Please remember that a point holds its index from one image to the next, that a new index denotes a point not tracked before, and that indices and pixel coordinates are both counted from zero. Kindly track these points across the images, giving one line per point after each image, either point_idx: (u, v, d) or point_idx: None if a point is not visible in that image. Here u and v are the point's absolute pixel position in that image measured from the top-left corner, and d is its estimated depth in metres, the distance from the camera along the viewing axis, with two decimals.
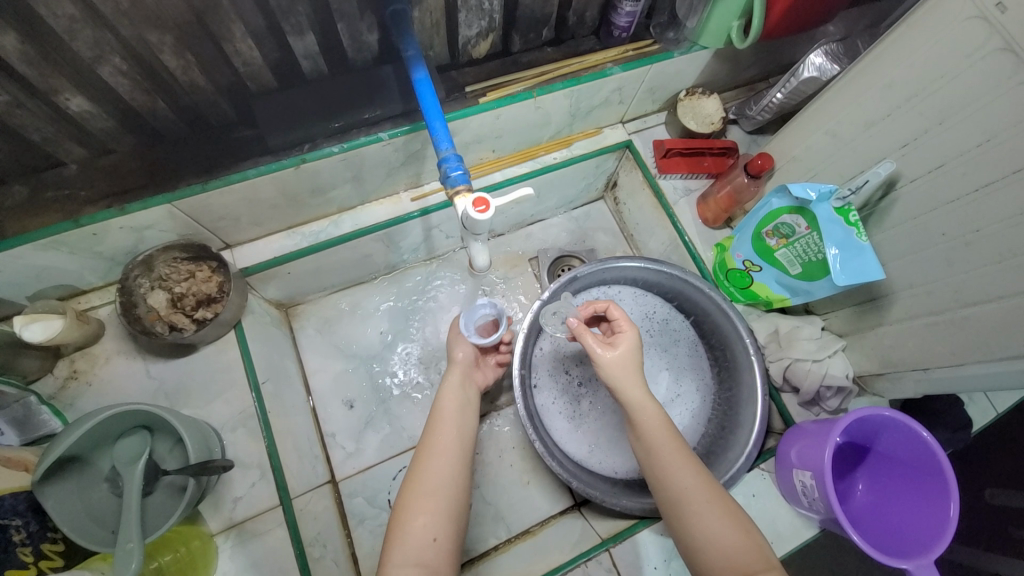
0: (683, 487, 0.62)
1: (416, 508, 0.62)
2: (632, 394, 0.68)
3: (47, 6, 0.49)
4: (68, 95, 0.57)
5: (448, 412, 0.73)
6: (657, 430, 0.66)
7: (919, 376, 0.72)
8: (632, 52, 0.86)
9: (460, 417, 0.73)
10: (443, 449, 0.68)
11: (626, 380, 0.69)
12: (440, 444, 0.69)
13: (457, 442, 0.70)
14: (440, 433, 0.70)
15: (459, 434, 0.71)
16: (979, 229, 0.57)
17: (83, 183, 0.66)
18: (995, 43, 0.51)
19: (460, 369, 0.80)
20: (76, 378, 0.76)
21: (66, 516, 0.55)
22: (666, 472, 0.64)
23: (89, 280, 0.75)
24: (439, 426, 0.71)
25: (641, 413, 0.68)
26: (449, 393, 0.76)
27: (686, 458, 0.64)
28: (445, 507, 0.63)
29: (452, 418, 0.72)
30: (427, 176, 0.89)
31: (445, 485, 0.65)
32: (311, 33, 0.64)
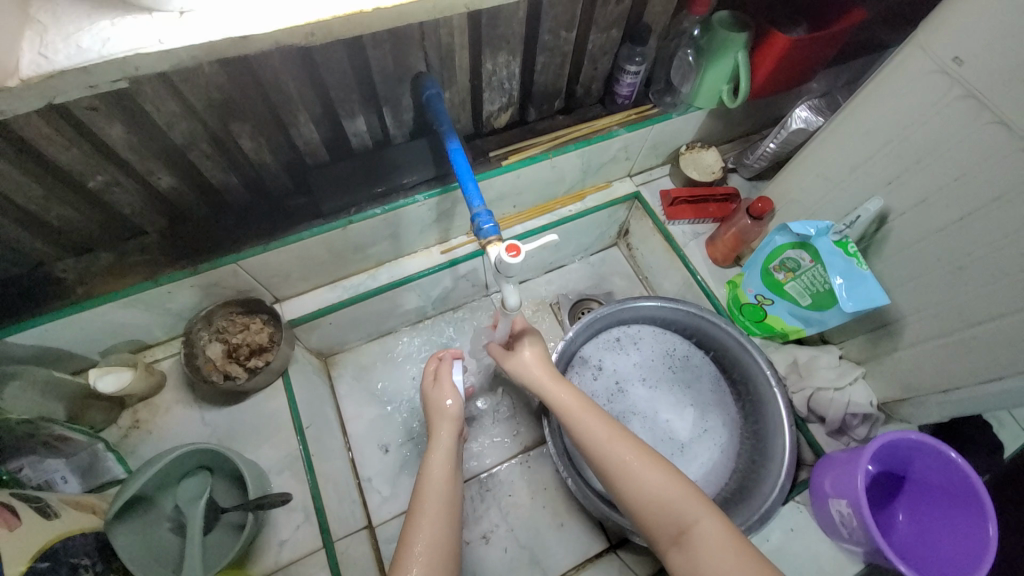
0: (614, 455, 0.63)
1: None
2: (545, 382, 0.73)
3: (153, 105, 0.59)
4: (160, 175, 0.68)
5: (438, 475, 0.67)
6: (579, 411, 0.69)
7: (942, 398, 0.73)
8: (634, 115, 0.97)
9: (451, 481, 0.67)
10: (431, 513, 0.63)
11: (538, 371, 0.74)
12: (430, 510, 0.63)
13: (446, 506, 0.64)
14: (431, 496, 0.65)
15: (450, 500, 0.65)
16: (970, 253, 0.62)
17: (161, 248, 0.76)
18: (955, 92, 0.58)
19: (449, 424, 0.73)
20: (138, 426, 0.82)
21: (132, 554, 0.58)
22: (597, 446, 0.65)
23: (156, 335, 0.84)
24: (427, 489, 0.66)
25: (557, 396, 0.71)
26: (438, 453, 0.70)
27: (610, 426, 0.67)
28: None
29: (443, 482, 0.66)
30: (455, 230, 0.98)
31: (438, 559, 0.59)
32: (360, 115, 0.76)
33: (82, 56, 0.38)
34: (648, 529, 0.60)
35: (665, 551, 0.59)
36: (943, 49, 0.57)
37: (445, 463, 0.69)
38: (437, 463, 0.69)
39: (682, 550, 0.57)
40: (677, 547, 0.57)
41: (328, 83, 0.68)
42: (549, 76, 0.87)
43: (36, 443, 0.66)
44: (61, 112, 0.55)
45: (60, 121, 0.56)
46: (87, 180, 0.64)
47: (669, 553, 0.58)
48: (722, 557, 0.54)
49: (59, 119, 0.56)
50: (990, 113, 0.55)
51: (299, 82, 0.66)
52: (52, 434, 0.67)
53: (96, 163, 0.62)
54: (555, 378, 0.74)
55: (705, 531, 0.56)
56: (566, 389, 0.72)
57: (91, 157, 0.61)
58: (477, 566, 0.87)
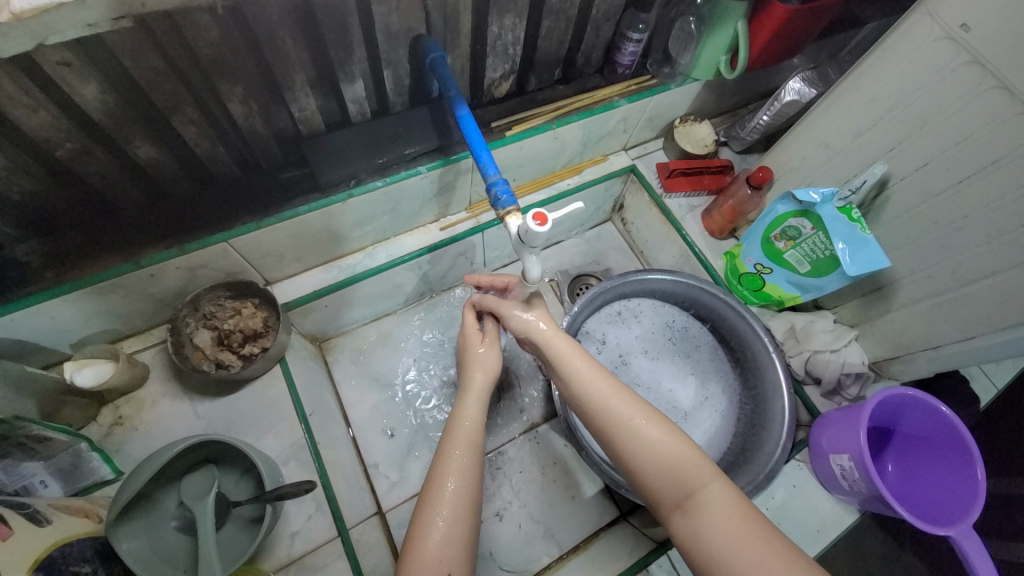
0: (623, 420, 0.62)
1: (432, 529, 0.57)
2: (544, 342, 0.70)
3: (134, 62, 0.52)
4: (138, 143, 0.61)
5: (466, 429, 0.64)
6: (594, 377, 0.66)
7: (930, 355, 0.78)
8: (634, 86, 0.96)
9: (478, 437, 0.64)
10: (455, 465, 0.61)
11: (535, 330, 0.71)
12: (458, 460, 0.61)
13: (473, 460, 0.62)
14: (455, 449, 0.62)
15: (477, 452, 0.63)
16: (967, 215, 0.66)
17: (139, 226, 0.69)
18: (961, 58, 0.60)
19: (481, 377, 0.70)
20: (121, 423, 0.75)
21: (140, 557, 0.54)
22: (606, 411, 0.63)
23: (135, 323, 0.76)
24: (454, 442, 0.63)
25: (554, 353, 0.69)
26: (468, 409, 0.67)
27: (623, 394, 0.65)
28: (464, 533, 0.57)
29: (469, 435, 0.64)
30: (455, 206, 0.95)
31: (463, 511, 0.58)
32: (360, 80, 0.71)
33: None
34: (652, 495, 0.60)
35: (666, 517, 0.59)
36: (952, 16, 0.59)
37: (476, 417, 0.66)
38: (467, 418, 0.65)
39: (687, 516, 0.57)
40: (681, 514, 0.58)
41: (328, 42, 0.63)
42: (552, 43, 0.84)
43: (12, 445, 0.59)
44: (27, 65, 0.48)
45: (26, 77, 0.49)
46: (54, 147, 0.56)
47: (671, 519, 0.58)
48: (727, 522, 0.55)
49: (24, 76, 0.48)
50: (994, 78, 0.58)
51: (298, 40, 0.60)
52: (28, 435, 0.60)
53: (64, 129, 0.55)
54: (555, 334, 0.70)
55: (713, 497, 0.57)
56: (579, 353, 0.69)
57: (58, 122, 0.54)
58: (492, 544, 0.86)
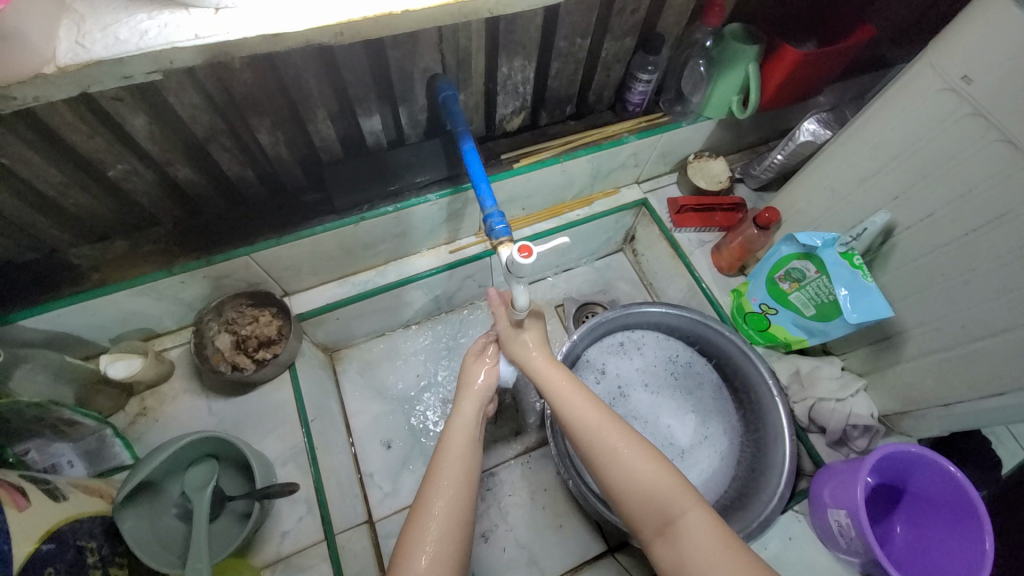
0: (604, 442, 0.63)
1: (417, 546, 0.60)
2: (535, 363, 0.72)
3: (177, 97, 0.60)
4: (179, 166, 0.69)
5: (456, 447, 0.68)
6: (581, 402, 0.67)
7: (942, 412, 0.74)
8: (644, 123, 0.98)
9: (467, 455, 0.68)
10: (445, 482, 0.65)
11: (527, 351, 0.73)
12: (448, 475, 0.65)
13: (461, 475, 0.65)
14: (445, 467, 0.66)
15: (466, 469, 0.66)
16: (974, 268, 0.64)
17: (176, 238, 0.77)
18: (962, 110, 0.60)
19: (473, 397, 0.74)
20: (145, 414, 0.83)
21: (138, 537, 0.60)
22: (591, 436, 0.64)
23: (166, 324, 0.85)
24: (445, 458, 0.67)
25: (545, 374, 0.71)
26: (459, 425, 0.70)
27: (610, 418, 0.66)
28: (452, 549, 0.60)
29: (461, 453, 0.67)
30: (464, 231, 0.99)
31: (451, 528, 0.61)
32: (376, 114, 0.77)
33: (119, 46, 0.41)
34: (636, 521, 0.60)
35: (651, 543, 0.59)
36: (953, 67, 0.59)
37: (465, 434, 0.70)
38: (458, 434, 0.70)
39: (669, 542, 0.57)
40: (664, 540, 0.58)
41: (347, 82, 0.69)
42: (562, 82, 0.88)
43: (46, 426, 0.67)
44: (87, 99, 0.56)
45: (84, 108, 0.57)
46: (107, 167, 0.65)
47: (655, 545, 0.58)
48: (708, 550, 0.54)
49: (82, 107, 0.57)
50: (996, 131, 0.57)
51: (320, 79, 0.67)
52: (61, 418, 0.67)
53: (115, 152, 0.64)
54: (546, 357, 0.72)
55: (694, 524, 0.57)
56: (566, 379, 0.70)
57: (111, 146, 0.63)
58: (475, 565, 0.87)
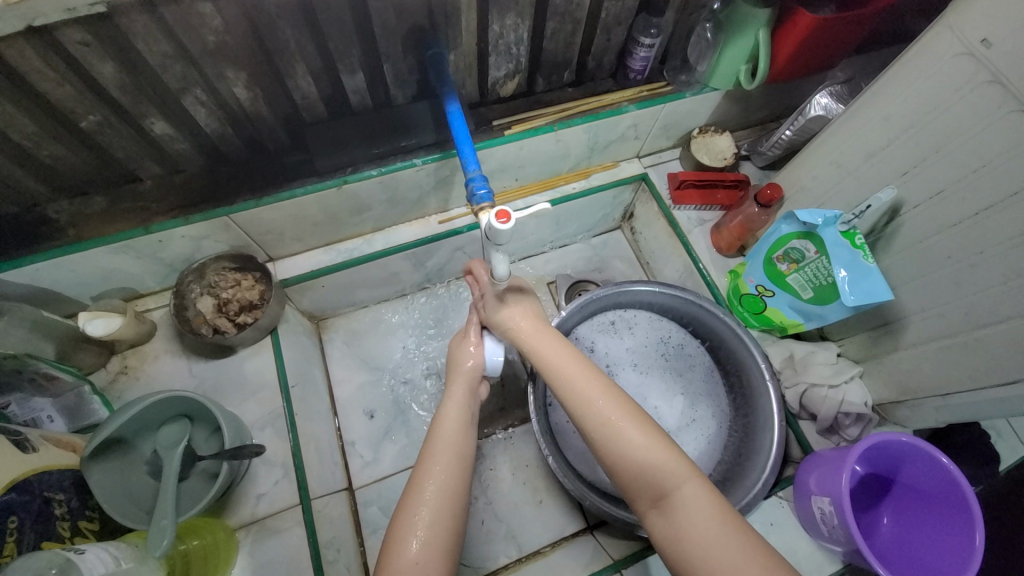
0: (599, 415, 0.62)
1: (409, 532, 0.59)
2: (528, 340, 0.71)
3: (146, 45, 0.58)
4: (153, 120, 0.67)
5: (447, 432, 0.67)
6: (574, 373, 0.66)
7: (938, 403, 0.71)
8: (646, 92, 0.93)
9: (460, 442, 0.67)
10: (436, 469, 0.63)
11: (521, 328, 0.72)
12: (439, 461, 0.64)
13: (454, 461, 0.65)
14: (436, 453, 0.65)
15: (458, 455, 0.65)
16: (982, 251, 0.60)
17: (155, 197, 0.76)
18: (981, 77, 0.56)
19: (463, 382, 0.73)
20: (126, 373, 0.83)
21: (106, 493, 0.61)
22: (584, 410, 0.63)
23: (148, 284, 0.84)
24: (436, 444, 0.66)
25: (537, 351, 0.70)
26: (450, 410, 0.69)
27: (603, 389, 0.64)
28: (442, 539, 0.59)
29: (451, 439, 0.66)
30: (455, 201, 0.96)
31: (442, 517, 0.60)
32: (360, 72, 0.74)
33: None
34: (630, 492, 0.59)
35: (644, 513, 0.59)
36: (972, 30, 0.55)
37: (456, 420, 0.68)
38: (449, 416, 0.69)
39: (663, 514, 0.56)
40: (658, 511, 0.57)
41: (328, 35, 0.66)
42: (559, 45, 0.84)
43: (23, 380, 0.67)
44: (51, 43, 0.54)
45: (50, 53, 0.55)
46: (79, 118, 0.63)
47: (649, 516, 0.58)
48: (706, 523, 0.54)
49: (48, 51, 0.55)
50: (1015, 101, 0.53)
51: (299, 31, 0.64)
52: (37, 372, 0.67)
53: (87, 102, 0.61)
54: (541, 335, 0.71)
55: (688, 497, 0.56)
56: (561, 352, 0.69)
57: (82, 96, 0.60)
58: None
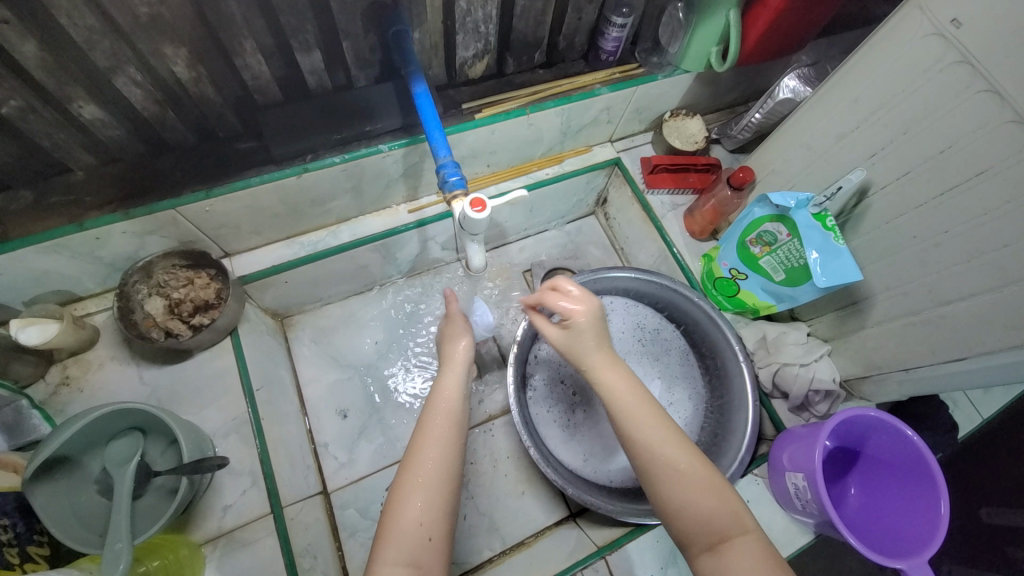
0: (654, 453, 0.59)
1: (410, 504, 0.57)
2: (594, 362, 0.66)
3: (69, 17, 0.51)
4: (83, 103, 0.60)
5: (444, 403, 0.66)
6: (634, 404, 0.62)
7: (902, 377, 0.74)
8: (618, 75, 0.91)
9: (455, 411, 0.66)
10: (433, 439, 0.62)
11: (586, 350, 0.67)
12: (436, 438, 0.62)
13: (452, 430, 0.64)
14: (435, 424, 0.64)
15: (455, 425, 0.65)
16: (947, 230, 0.62)
17: (90, 189, 0.68)
18: (949, 58, 0.57)
19: (459, 356, 0.73)
20: (68, 384, 0.75)
21: (55, 518, 0.55)
22: (646, 452, 0.59)
23: (87, 286, 0.76)
24: (434, 417, 0.65)
25: (601, 373, 0.65)
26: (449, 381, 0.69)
27: (667, 428, 0.61)
28: (441, 502, 0.58)
29: (449, 409, 0.66)
30: (424, 188, 0.92)
31: (442, 482, 0.59)
32: (317, 50, 0.68)
33: None
34: (680, 532, 0.57)
35: (694, 554, 0.56)
36: (943, 10, 0.55)
37: (454, 390, 0.68)
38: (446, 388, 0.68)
39: (716, 559, 0.54)
40: (710, 556, 0.54)
41: (279, 9, 0.60)
42: (529, 23, 0.80)
43: None
44: None
45: None
46: None
47: (699, 558, 0.55)
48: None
49: None
50: (982, 82, 0.54)
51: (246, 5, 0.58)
52: None
53: (4, 83, 0.54)
54: (608, 354, 0.67)
55: (748, 547, 0.53)
56: (624, 376, 0.65)
57: None
58: None
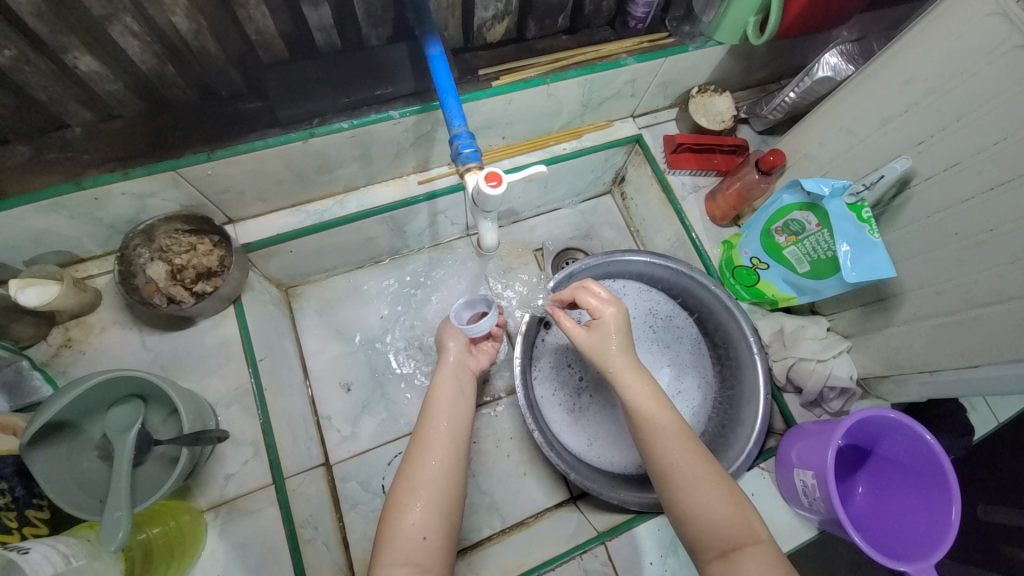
0: (672, 461, 0.61)
1: (407, 507, 0.60)
2: (616, 365, 0.67)
3: None
4: (78, 54, 0.56)
5: (442, 410, 0.69)
6: (654, 411, 0.64)
7: (925, 379, 0.71)
8: (647, 44, 0.85)
9: (451, 417, 0.69)
10: (432, 448, 0.65)
11: (609, 354, 0.68)
12: (433, 443, 0.65)
13: (450, 440, 0.67)
14: (435, 430, 0.67)
15: (453, 434, 0.67)
16: (992, 228, 0.58)
17: (87, 146, 0.65)
18: (1014, 40, 0.52)
19: (451, 364, 0.75)
20: (70, 346, 0.75)
21: (54, 484, 0.55)
22: (666, 459, 0.62)
23: (88, 247, 0.74)
24: (432, 424, 0.68)
25: (623, 379, 0.67)
26: (441, 388, 0.72)
27: (686, 436, 0.63)
28: (437, 506, 0.61)
29: (444, 416, 0.68)
30: (436, 159, 0.88)
31: (439, 490, 0.62)
32: (325, 5, 0.63)
33: None
34: (692, 537, 0.59)
35: (705, 560, 0.58)
36: None
37: (451, 399, 0.71)
38: (442, 397, 0.71)
39: (726, 564, 0.55)
40: (722, 561, 0.56)
41: None
42: None
43: None
44: None
45: None
46: None
47: (710, 564, 0.57)
48: None
49: None
50: None
51: None
52: None
53: None
54: (631, 360, 0.68)
55: (758, 557, 0.55)
56: (648, 385, 0.67)
57: None
58: None
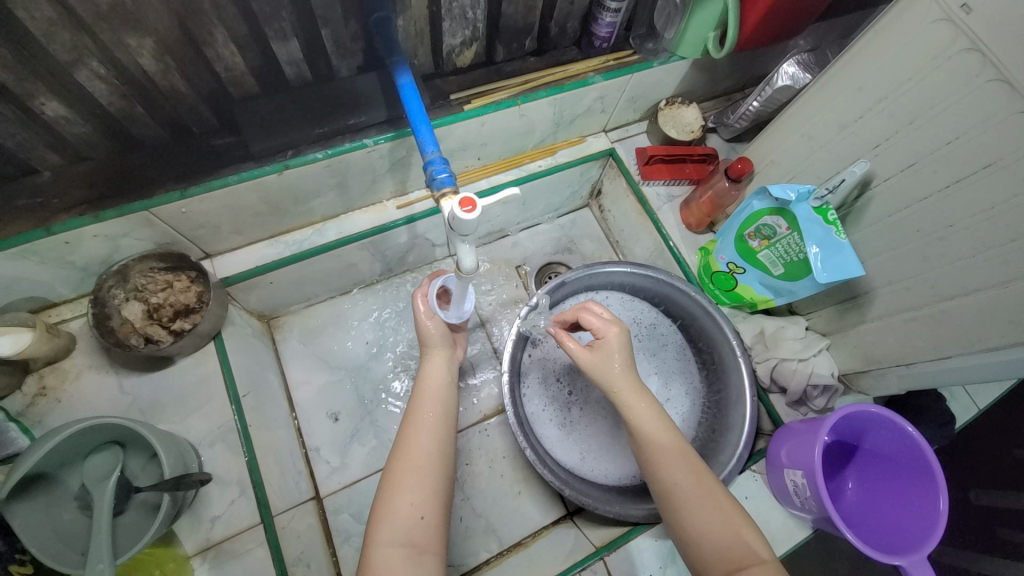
0: (674, 479, 0.62)
1: (401, 488, 0.60)
2: (620, 385, 0.68)
3: (25, 9, 0.48)
4: (44, 100, 0.56)
5: (432, 390, 0.69)
6: (658, 431, 0.66)
7: (902, 371, 0.73)
8: (612, 62, 0.88)
9: (442, 399, 0.68)
10: (422, 426, 0.65)
11: (611, 375, 0.69)
12: (423, 423, 0.65)
13: (442, 421, 0.67)
14: (426, 411, 0.67)
15: (446, 413, 0.67)
16: (952, 224, 0.60)
17: (57, 191, 0.64)
18: (959, 44, 0.54)
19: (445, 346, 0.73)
20: (45, 394, 0.72)
21: (34, 538, 0.53)
22: (670, 479, 0.62)
23: (61, 292, 0.73)
24: (423, 405, 0.67)
25: (626, 399, 0.68)
26: (434, 368, 0.71)
27: (688, 455, 0.64)
28: (432, 488, 0.61)
29: (435, 399, 0.68)
30: (413, 183, 0.89)
31: (431, 471, 0.62)
32: (294, 39, 0.64)
33: None
34: (696, 557, 0.59)
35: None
36: None
37: (441, 381, 0.70)
38: (432, 378, 0.70)
39: None
40: None
41: None
42: (519, 8, 0.76)
43: None
44: None
45: None
46: None
47: None
48: None
49: None
50: (993, 70, 0.52)
51: None
52: None
53: None
54: (634, 379, 0.70)
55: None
56: (651, 405, 0.68)
57: None
58: None
